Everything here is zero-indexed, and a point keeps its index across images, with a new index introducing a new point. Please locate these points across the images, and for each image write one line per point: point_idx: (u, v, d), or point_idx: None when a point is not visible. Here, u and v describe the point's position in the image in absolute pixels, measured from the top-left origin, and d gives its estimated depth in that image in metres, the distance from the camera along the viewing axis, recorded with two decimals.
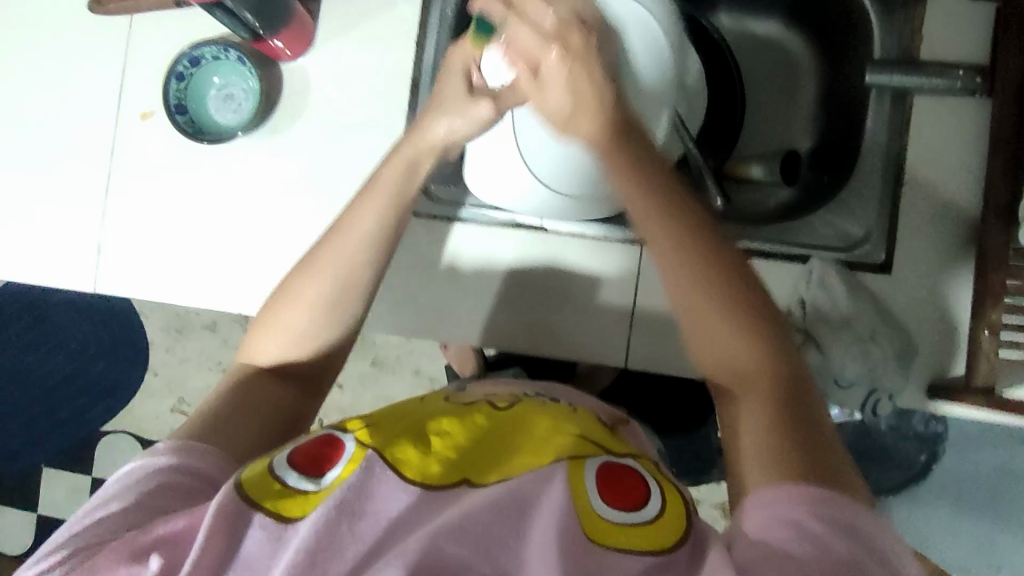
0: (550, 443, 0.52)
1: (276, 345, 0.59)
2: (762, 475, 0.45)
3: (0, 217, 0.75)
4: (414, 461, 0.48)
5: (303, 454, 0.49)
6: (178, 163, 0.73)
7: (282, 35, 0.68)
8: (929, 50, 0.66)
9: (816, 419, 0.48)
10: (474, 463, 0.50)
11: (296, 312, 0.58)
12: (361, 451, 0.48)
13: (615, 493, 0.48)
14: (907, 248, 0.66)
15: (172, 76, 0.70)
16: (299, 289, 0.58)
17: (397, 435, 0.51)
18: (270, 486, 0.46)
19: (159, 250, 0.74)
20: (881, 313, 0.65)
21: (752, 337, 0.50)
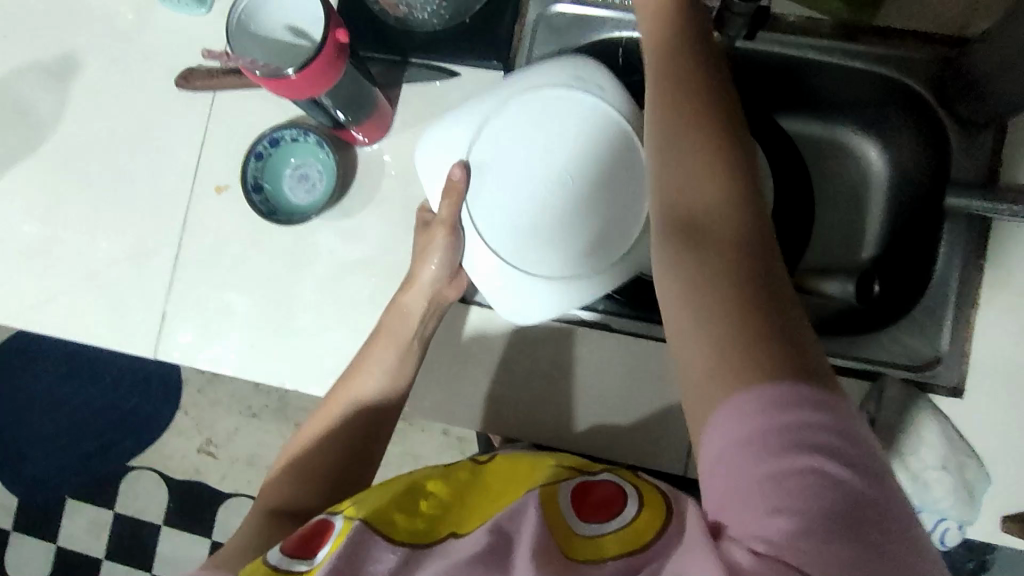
0: (527, 480, 0.58)
1: (297, 479, 0.65)
2: (710, 350, 0.41)
3: (70, 278, 0.77)
4: (402, 527, 0.54)
5: (298, 536, 0.54)
6: (246, 238, 0.74)
7: (363, 125, 0.69)
8: (1009, 176, 0.66)
9: (794, 321, 0.42)
10: (464, 519, 0.56)
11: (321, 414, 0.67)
12: (347, 524, 0.53)
13: (592, 508, 0.52)
14: (982, 375, 0.64)
15: (252, 156, 0.71)
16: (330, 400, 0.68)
17: (385, 505, 0.56)
18: (262, 573, 0.51)
19: (222, 323, 0.74)
20: (955, 440, 0.64)
21: (734, 254, 0.43)
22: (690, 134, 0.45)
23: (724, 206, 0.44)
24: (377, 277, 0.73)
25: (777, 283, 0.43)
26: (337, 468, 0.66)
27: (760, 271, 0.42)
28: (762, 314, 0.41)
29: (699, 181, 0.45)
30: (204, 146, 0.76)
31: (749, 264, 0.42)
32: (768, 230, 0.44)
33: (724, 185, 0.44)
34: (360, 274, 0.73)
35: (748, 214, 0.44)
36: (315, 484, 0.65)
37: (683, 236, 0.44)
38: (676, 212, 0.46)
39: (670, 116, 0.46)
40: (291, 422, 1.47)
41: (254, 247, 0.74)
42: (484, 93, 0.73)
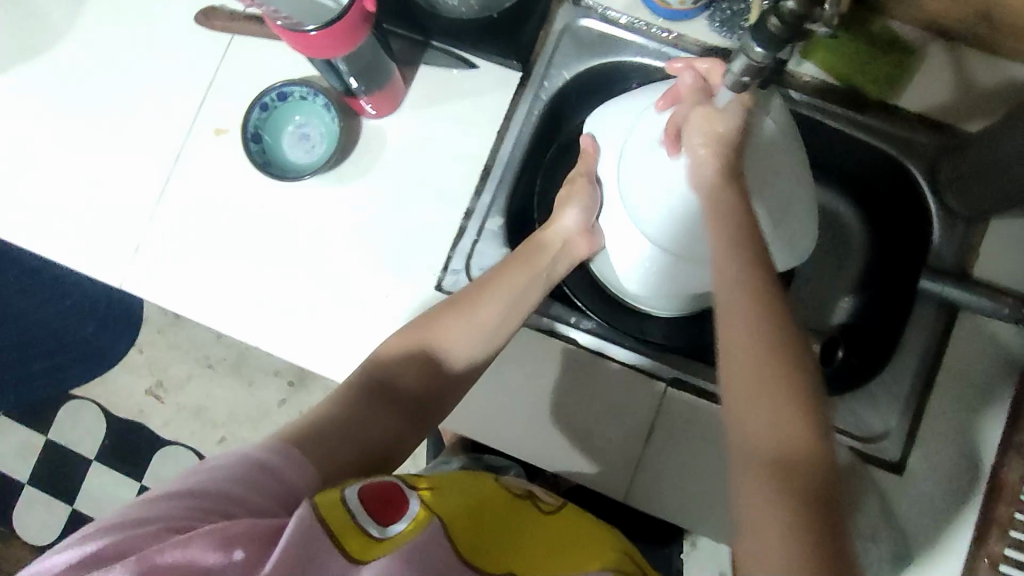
0: (600, 549, 0.55)
1: (403, 356, 0.58)
2: None
3: (50, 192, 0.75)
4: (471, 542, 0.50)
5: (374, 489, 0.48)
6: (236, 184, 0.74)
7: (373, 96, 0.69)
8: (982, 270, 0.68)
9: (849, 545, 0.40)
10: (520, 557, 0.52)
11: (446, 327, 0.59)
12: (426, 514, 0.48)
13: None
14: (923, 455, 0.66)
15: (257, 105, 0.71)
16: (451, 310, 0.59)
17: (457, 510, 0.52)
18: (343, 519, 0.44)
19: (193, 265, 0.73)
20: (886, 513, 0.65)
21: (799, 420, 0.42)
22: (766, 332, 0.44)
23: (777, 412, 0.42)
24: (358, 248, 0.72)
25: (833, 488, 0.41)
26: (378, 436, 0.55)
27: (828, 479, 0.41)
28: (829, 543, 0.39)
29: (768, 399, 0.43)
30: (212, 86, 0.75)
31: (823, 489, 0.41)
32: (833, 437, 0.43)
33: (790, 398, 0.43)
34: (342, 242, 0.73)
35: (821, 439, 0.42)
36: (373, 420, 0.56)
37: (765, 476, 0.42)
38: (760, 451, 0.42)
39: (735, 315, 0.45)
40: (246, 380, 1.45)
41: (242, 195, 0.74)
42: (499, 88, 0.73)
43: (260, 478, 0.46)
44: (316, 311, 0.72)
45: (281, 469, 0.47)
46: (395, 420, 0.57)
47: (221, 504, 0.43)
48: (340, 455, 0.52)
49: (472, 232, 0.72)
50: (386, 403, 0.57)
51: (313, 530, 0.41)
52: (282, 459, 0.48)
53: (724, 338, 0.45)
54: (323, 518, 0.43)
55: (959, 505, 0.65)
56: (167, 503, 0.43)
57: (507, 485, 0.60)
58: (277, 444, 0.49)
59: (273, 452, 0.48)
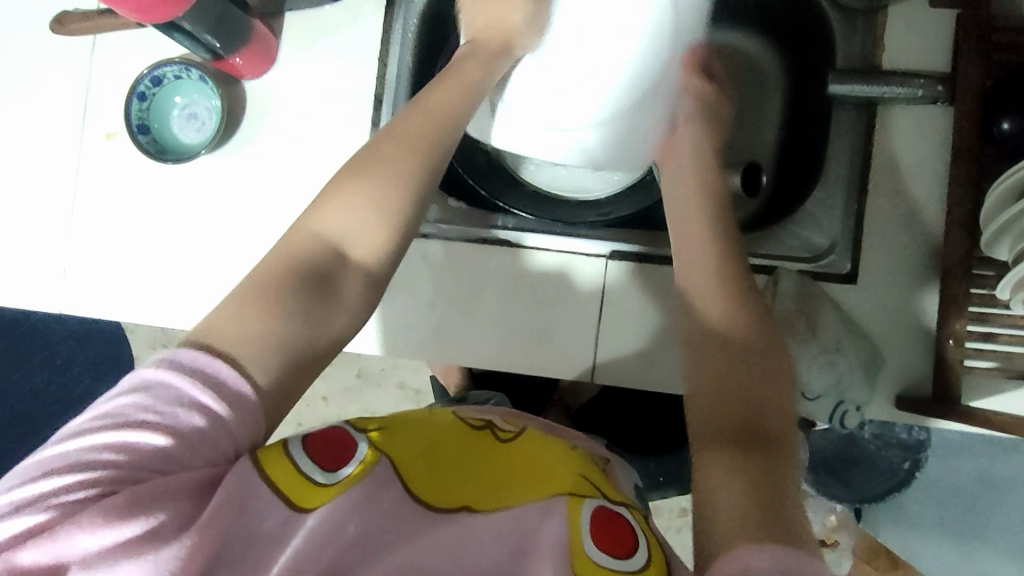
0: (552, 478, 0.49)
1: (346, 218, 0.47)
2: (747, 527, 0.39)
3: None
4: (420, 480, 0.46)
5: (319, 432, 0.45)
6: (143, 179, 0.73)
7: (242, 53, 0.68)
8: (891, 59, 0.66)
9: (796, 503, 0.42)
10: (478, 489, 0.48)
11: (398, 167, 0.49)
12: (373, 455, 0.45)
13: (608, 534, 0.44)
14: (872, 257, 0.66)
15: (134, 96, 0.70)
16: (397, 158, 0.49)
17: (408, 452, 0.48)
18: (287, 470, 0.41)
19: (123, 268, 0.73)
20: (847, 324, 0.65)
21: (762, 397, 0.47)
22: (739, 310, 0.50)
23: (747, 387, 0.48)
24: (279, 210, 0.71)
25: (783, 452, 0.45)
26: (341, 309, 0.46)
27: (777, 443, 0.45)
28: (777, 490, 0.42)
29: (742, 365, 0.48)
30: (92, 91, 0.74)
31: (774, 449, 0.44)
32: (792, 425, 0.47)
33: (755, 373, 0.48)
34: (263, 210, 0.72)
35: (778, 417, 0.47)
36: (335, 289, 0.46)
37: (720, 432, 0.46)
38: (720, 414, 0.47)
39: (712, 297, 0.52)
40: None
41: (153, 189, 0.73)
42: (370, 15, 0.72)
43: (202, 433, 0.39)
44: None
45: (232, 419, 0.39)
46: (354, 288, 0.47)
47: (155, 460, 0.38)
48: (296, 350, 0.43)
49: None
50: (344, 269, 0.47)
51: (244, 483, 0.39)
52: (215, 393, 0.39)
53: (697, 326, 0.51)
54: (267, 472, 0.40)
55: (917, 300, 0.65)
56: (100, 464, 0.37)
57: (465, 417, 0.55)
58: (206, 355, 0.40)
59: (229, 401, 0.40)
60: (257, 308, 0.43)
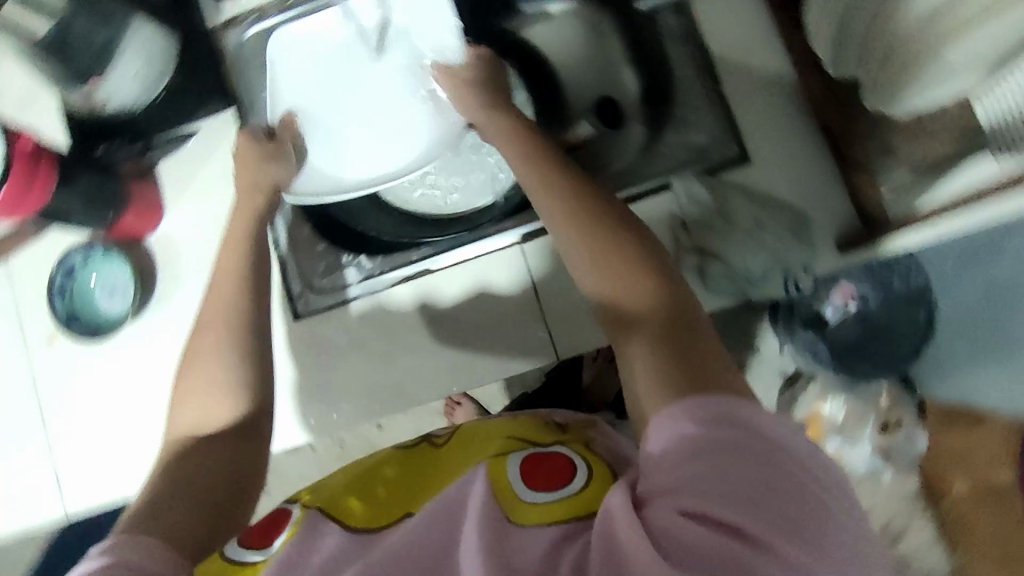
0: (484, 450, 0.54)
1: (191, 411, 0.59)
2: (661, 397, 0.43)
3: None
4: (357, 511, 0.50)
5: (256, 529, 0.52)
6: (94, 366, 0.76)
7: (131, 212, 0.74)
8: None
9: (705, 354, 0.46)
10: (410, 501, 0.51)
11: (218, 346, 0.59)
12: (301, 513, 0.50)
13: (538, 477, 0.47)
14: (750, 132, 0.68)
15: (54, 295, 0.75)
16: (236, 357, 0.59)
17: (335, 496, 0.53)
18: (221, 566, 0.48)
19: (108, 453, 0.75)
20: (758, 199, 0.67)
21: (634, 276, 0.51)
22: (608, 247, 0.53)
23: (617, 269, 0.52)
24: None
25: (684, 318, 0.49)
26: (211, 477, 0.55)
27: (673, 314, 0.49)
28: (692, 355, 0.46)
29: (629, 276, 0.51)
30: (20, 310, 0.78)
31: (671, 321, 0.49)
32: (674, 287, 0.51)
33: (622, 262, 0.52)
34: None
35: (660, 289, 0.50)
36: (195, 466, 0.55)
37: (624, 329, 0.50)
38: (614, 309, 0.51)
39: (580, 240, 0.54)
40: None
41: (106, 368, 0.76)
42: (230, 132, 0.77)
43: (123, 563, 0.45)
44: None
45: (138, 561, 0.45)
46: (216, 451, 0.57)
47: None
48: (178, 521, 0.51)
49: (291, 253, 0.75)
50: (208, 443, 0.57)
51: None
52: (123, 552, 0.46)
53: (559, 242, 0.56)
54: None
55: (808, 149, 0.67)
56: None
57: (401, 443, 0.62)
58: (117, 536, 0.48)
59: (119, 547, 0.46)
60: (151, 498, 0.53)
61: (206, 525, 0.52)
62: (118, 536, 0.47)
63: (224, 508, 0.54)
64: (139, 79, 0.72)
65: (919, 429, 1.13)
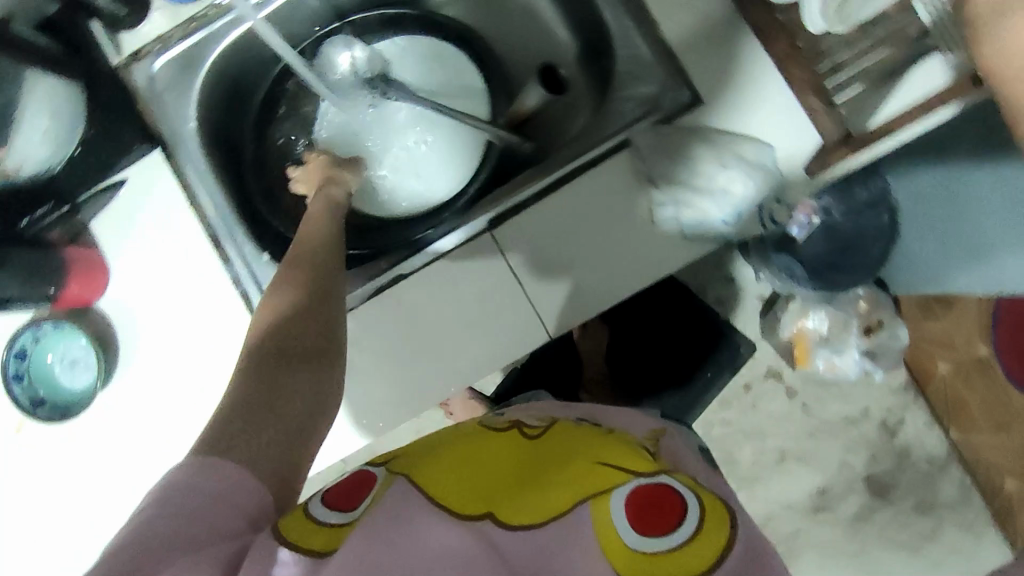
0: (587, 479, 0.52)
1: (282, 299, 0.55)
2: None
3: None
4: (447, 492, 0.48)
5: (338, 489, 0.50)
6: (71, 445, 0.72)
7: (73, 279, 0.68)
8: None
9: None
10: (496, 495, 0.50)
11: (303, 276, 0.57)
12: (389, 482, 0.49)
13: (647, 520, 0.46)
14: (699, 74, 0.65)
15: (11, 382, 0.70)
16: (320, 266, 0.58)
17: (423, 469, 0.51)
18: (303, 524, 0.45)
19: (106, 528, 0.71)
20: (720, 142, 0.65)
21: None
22: None
23: None
24: (203, 383, 0.70)
25: None
26: (292, 401, 0.49)
27: None
28: None
29: None
30: None
31: None
32: None
33: None
34: (188, 395, 0.70)
35: None
36: (269, 377, 0.50)
37: None
38: None
39: None
40: None
41: (86, 447, 0.71)
42: (158, 174, 0.71)
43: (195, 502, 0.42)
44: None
45: (211, 492, 0.43)
46: (301, 366, 0.51)
47: (167, 543, 0.41)
48: (262, 436, 0.46)
49: (255, 289, 0.70)
50: (292, 344, 0.52)
51: None
52: (202, 475, 0.43)
53: None
54: (280, 530, 0.43)
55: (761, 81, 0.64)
56: (126, 546, 0.40)
57: (491, 424, 0.61)
58: (199, 453, 0.44)
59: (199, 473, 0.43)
60: (223, 413, 0.47)
61: (289, 448, 0.47)
62: (207, 457, 0.44)
63: (305, 427, 0.49)
64: (48, 137, 0.68)
65: (899, 322, 1.15)
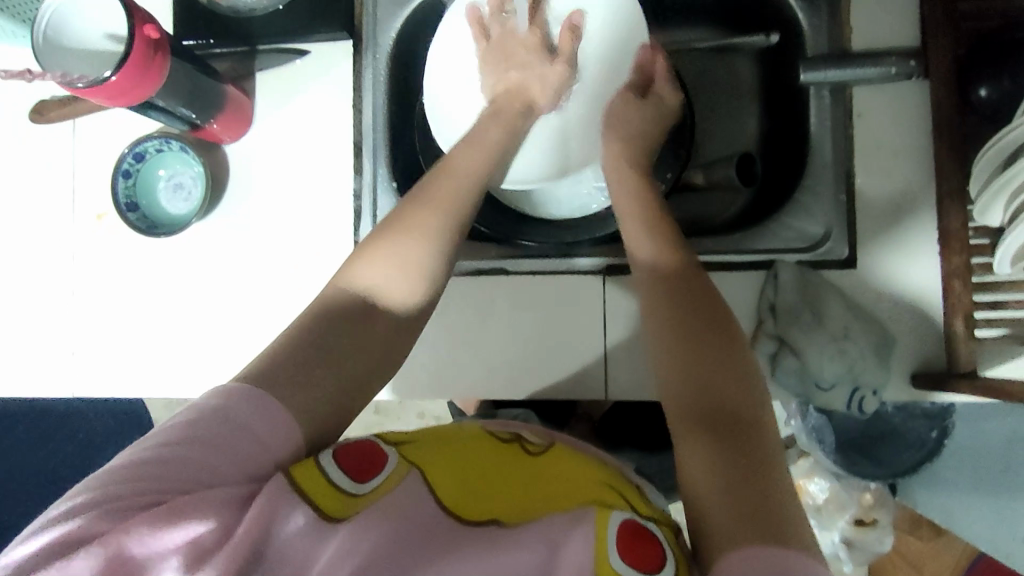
0: (575, 497, 0.51)
1: (430, 225, 0.54)
2: (761, 511, 0.43)
3: None
4: (453, 494, 0.50)
5: (351, 449, 0.48)
6: (141, 254, 0.73)
7: (221, 119, 0.69)
8: (860, 40, 0.67)
9: (768, 537, 0.42)
10: (505, 500, 0.51)
11: (449, 208, 0.55)
12: (405, 468, 0.49)
13: (636, 552, 0.45)
14: (866, 241, 0.66)
15: (118, 175, 0.71)
16: (413, 231, 0.53)
17: (432, 459, 0.52)
18: (321, 483, 0.45)
19: (129, 342, 0.73)
20: (853, 310, 0.65)
21: (746, 444, 0.47)
22: (715, 397, 0.50)
23: (714, 461, 0.47)
24: (282, 267, 0.72)
25: (737, 481, 0.45)
26: (361, 371, 0.50)
27: (746, 517, 0.43)
28: (738, 442, 0.47)
29: (708, 450, 0.47)
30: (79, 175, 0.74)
31: (741, 473, 0.46)
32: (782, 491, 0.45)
33: (713, 456, 0.47)
34: (261, 268, 0.72)
35: (754, 450, 0.47)
36: (335, 334, 0.49)
37: (752, 480, 0.45)
38: (700, 486, 0.46)
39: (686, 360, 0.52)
40: None
41: (153, 264, 0.73)
42: (340, 63, 0.72)
43: (207, 431, 0.44)
44: (272, 344, 0.71)
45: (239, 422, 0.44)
46: (390, 335, 0.52)
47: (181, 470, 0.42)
48: (306, 393, 0.47)
49: (368, 209, 0.71)
50: (389, 314, 0.52)
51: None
52: (235, 404, 0.45)
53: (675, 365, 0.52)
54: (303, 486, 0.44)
55: (916, 278, 0.65)
56: (147, 462, 0.42)
57: (493, 431, 0.58)
58: (245, 384, 0.46)
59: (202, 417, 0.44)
60: (298, 343, 0.48)
61: (332, 402, 0.48)
62: (251, 390, 0.45)
63: (354, 393, 0.49)
64: None
65: (889, 530, 1.15)
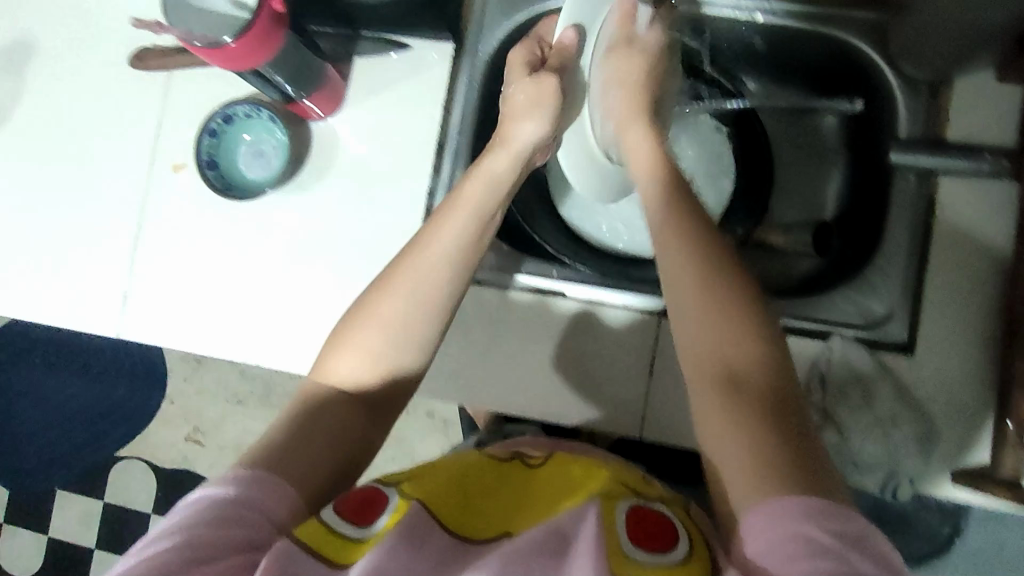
0: (587, 490, 0.51)
1: (397, 303, 0.55)
2: (792, 459, 0.45)
3: (50, 259, 0.76)
4: (457, 515, 0.48)
5: (351, 498, 0.47)
6: (209, 212, 0.74)
7: (314, 96, 0.70)
8: (955, 130, 0.67)
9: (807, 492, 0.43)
10: (511, 515, 0.49)
11: (437, 263, 0.56)
12: (405, 502, 0.47)
13: (644, 536, 0.46)
14: (928, 329, 0.66)
15: (205, 132, 0.72)
16: (388, 292, 0.55)
17: (430, 485, 0.50)
18: (325, 535, 0.44)
19: (182, 295, 0.74)
20: (903, 396, 0.65)
21: (766, 388, 0.48)
22: (734, 344, 0.49)
23: (740, 418, 0.47)
24: (344, 249, 0.72)
25: (766, 433, 0.46)
26: (339, 449, 0.52)
27: (783, 473, 0.44)
28: (756, 389, 0.47)
29: (733, 406, 0.47)
30: (164, 125, 0.76)
31: (770, 419, 0.46)
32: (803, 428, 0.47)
33: (738, 411, 0.47)
34: (323, 247, 0.73)
35: (772, 387, 0.47)
36: (330, 413, 0.53)
37: (778, 431, 0.46)
38: (732, 452, 0.46)
39: (702, 316, 0.50)
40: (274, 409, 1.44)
41: (219, 224, 0.74)
42: (437, 62, 0.73)
43: (229, 512, 0.45)
44: (320, 322, 0.72)
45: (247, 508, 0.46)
46: (373, 416, 0.55)
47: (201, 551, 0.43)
48: (293, 470, 0.49)
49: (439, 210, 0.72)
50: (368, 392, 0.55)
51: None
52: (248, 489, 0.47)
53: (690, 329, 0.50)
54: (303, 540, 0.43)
55: (971, 376, 0.64)
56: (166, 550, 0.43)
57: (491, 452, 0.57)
58: (242, 471, 0.48)
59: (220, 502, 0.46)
60: (278, 438, 0.51)
61: (326, 479, 0.51)
62: (250, 474, 0.47)
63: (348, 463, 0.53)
64: None
65: None
